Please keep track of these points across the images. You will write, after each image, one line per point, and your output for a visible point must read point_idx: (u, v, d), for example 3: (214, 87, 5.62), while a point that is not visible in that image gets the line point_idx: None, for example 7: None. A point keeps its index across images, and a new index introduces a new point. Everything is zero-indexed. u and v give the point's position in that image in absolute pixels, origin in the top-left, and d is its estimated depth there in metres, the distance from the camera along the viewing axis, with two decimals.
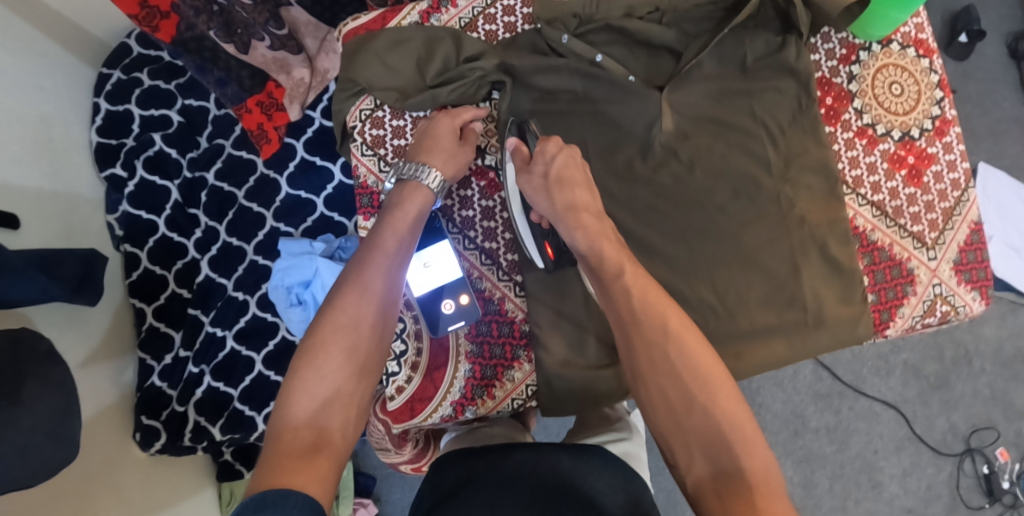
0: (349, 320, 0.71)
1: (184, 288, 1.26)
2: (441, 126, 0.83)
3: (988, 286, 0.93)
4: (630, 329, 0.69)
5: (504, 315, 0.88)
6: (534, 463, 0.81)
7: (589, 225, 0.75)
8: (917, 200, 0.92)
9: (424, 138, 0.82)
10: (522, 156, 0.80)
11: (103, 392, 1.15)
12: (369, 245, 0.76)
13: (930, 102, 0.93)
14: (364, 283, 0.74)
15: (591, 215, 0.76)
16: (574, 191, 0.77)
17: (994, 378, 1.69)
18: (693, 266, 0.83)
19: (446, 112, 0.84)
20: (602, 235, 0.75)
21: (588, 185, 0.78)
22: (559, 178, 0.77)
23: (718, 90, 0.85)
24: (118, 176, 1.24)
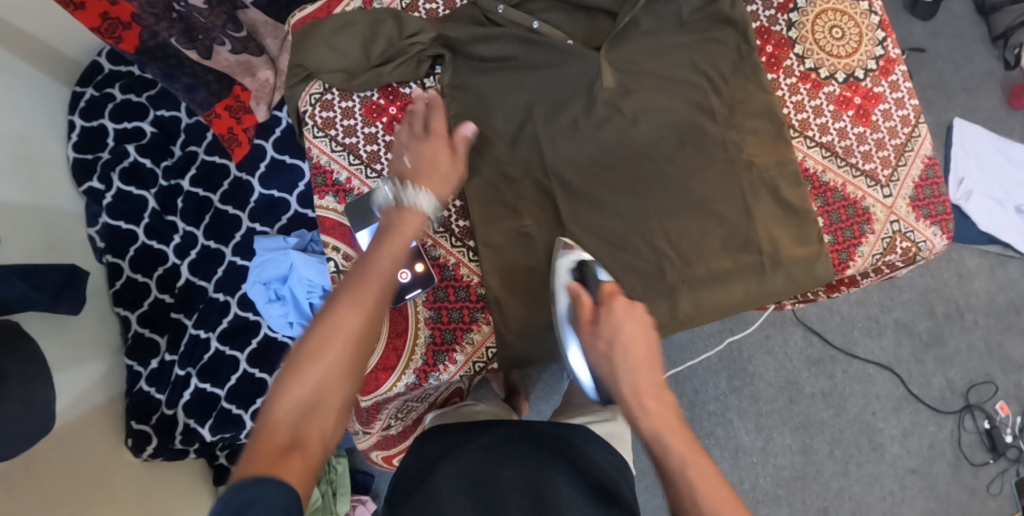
0: (348, 319, 0.66)
1: (166, 293, 1.28)
2: (437, 151, 0.80)
3: (948, 221, 0.92)
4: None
5: (460, 280, 0.88)
6: (520, 436, 0.83)
7: (651, 408, 0.69)
8: (866, 138, 0.93)
9: (423, 163, 0.79)
10: (586, 314, 0.76)
11: (93, 398, 1.17)
12: (370, 249, 0.72)
13: (872, 43, 0.94)
14: (366, 282, 0.69)
15: (655, 395, 0.70)
16: (639, 371, 0.71)
17: (989, 332, 1.69)
18: (643, 216, 0.85)
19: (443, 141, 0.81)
20: (670, 422, 0.68)
21: (654, 358, 0.72)
22: (626, 356, 0.71)
23: (655, 44, 0.87)
24: (96, 189, 1.26)
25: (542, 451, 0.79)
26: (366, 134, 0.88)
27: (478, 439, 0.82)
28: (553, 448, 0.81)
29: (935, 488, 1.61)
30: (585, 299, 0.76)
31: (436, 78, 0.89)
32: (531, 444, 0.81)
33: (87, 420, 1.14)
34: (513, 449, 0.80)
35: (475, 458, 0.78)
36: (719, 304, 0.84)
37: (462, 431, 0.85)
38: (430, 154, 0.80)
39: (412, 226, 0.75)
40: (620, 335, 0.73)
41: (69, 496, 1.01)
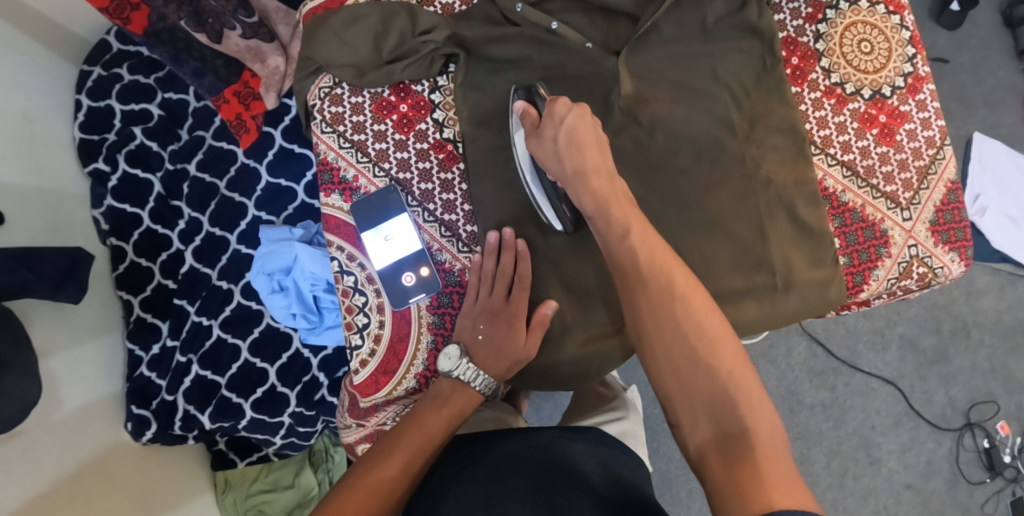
0: (378, 472, 0.71)
1: (169, 279, 1.27)
2: (505, 331, 0.82)
3: (967, 247, 0.91)
4: (640, 299, 0.69)
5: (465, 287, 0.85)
6: (529, 447, 0.76)
7: (600, 187, 0.74)
8: (889, 159, 0.91)
9: (494, 344, 0.81)
10: (531, 118, 0.78)
11: (92, 383, 1.16)
12: (411, 418, 0.78)
13: (902, 60, 0.92)
14: (403, 446, 0.74)
15: (601, 176, 0.75)
16: (585, 154, 0.75)
17: (994, 351, 1.68)
18: (656, 230, 0.83)
19: (510, 315, 0.82)
20: (617, 198, 0.74)
21: (602, 145, 0.77)
22: (571, 141, 0.75)
23: (677, 52, 0.84)
24: (101, 170, 1.24)
25: (550, 462, 0.73)
26: (376, 132, 0.85)
27: (486, 453, 0.75)
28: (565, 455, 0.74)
29: (930, 503, 1.61)
30: (529, 105, 0.78)
31: (450, 76, 0.86)
32: (542, 454, 0.74)
33: (88, 405, 1.14)
34: (521, 465, 0.73)
35: (480, 473, 0.72)
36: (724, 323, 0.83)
37: (465, 444, 0.79)
38: (503, 332, 0.82)
39: (460, 404, 0.79)
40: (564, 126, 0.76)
41: (65, 482, 1.01)
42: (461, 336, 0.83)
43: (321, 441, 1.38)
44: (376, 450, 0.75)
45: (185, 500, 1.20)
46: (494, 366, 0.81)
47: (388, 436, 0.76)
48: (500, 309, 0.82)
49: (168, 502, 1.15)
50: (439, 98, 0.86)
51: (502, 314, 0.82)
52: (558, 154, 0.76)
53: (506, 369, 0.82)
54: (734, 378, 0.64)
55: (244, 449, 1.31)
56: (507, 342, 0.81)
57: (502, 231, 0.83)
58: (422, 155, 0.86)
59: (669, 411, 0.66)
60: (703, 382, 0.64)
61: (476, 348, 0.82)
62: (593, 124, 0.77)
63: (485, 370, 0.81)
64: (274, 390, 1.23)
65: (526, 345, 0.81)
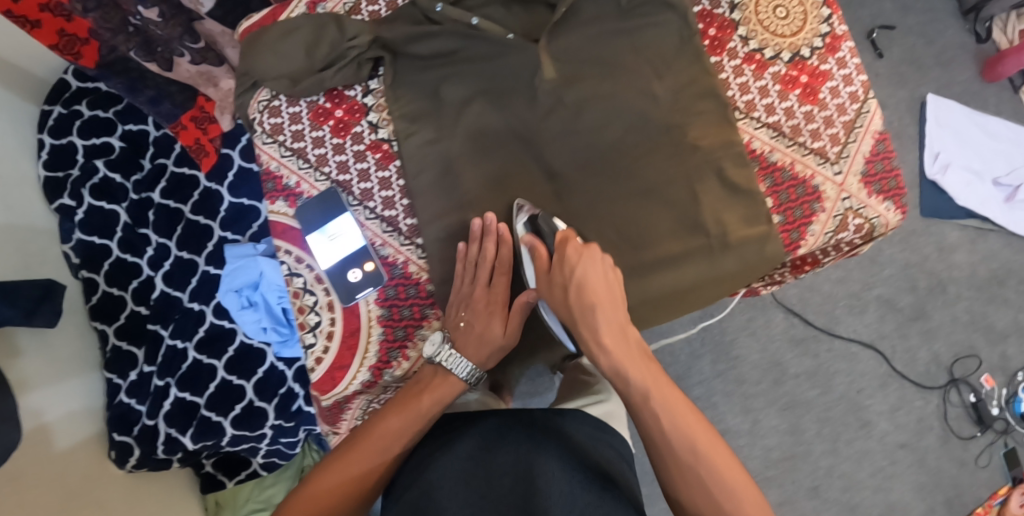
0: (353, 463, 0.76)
1: (142, 306, 1.30)
2: (484, 314, 0.84)
3: (901, 195, 0.94)
4: (664, 453, 0.73)
5: (409, 277, 0.87)
6: (513, 420, 0.81)
7: (615, 348, 0.76)
8: (815, 116, 0.95)
9: (474, 330, 0.84)
10: (542, 264, 0.80)
11: (70, 409, 1.19)
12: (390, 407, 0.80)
13: (818, 20, 0.98)
14: (378, 436, 0.78)
15: (613, 334, 0.77)
16: (597, 315, 0.77)
17: (972, 303, 1.71)
18: (589, 204, 0.86)
19: (487, 297, 0.85)
20: (634, 358, 0.76)
21: (613, 294, 0.78)
22: (584, 298, 0.77)
23: (597, 32, 0.88)
24: (67, 206, 1.28)
25: (530, 433, 0.78)
26: (315, 138, 0.86)
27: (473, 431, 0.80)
28: (545, 428, 0.79)
29: (925, 461, 1.62)
30: (539, 250, 0.80)
31: (380, 79, 0.87)
32: (523, 428, 0.79)
33: (68, 431, 1.17)
34: (504, 438, 0.77)
35: (473, 455, 0.76)
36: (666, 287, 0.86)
37: (447, 423, 0.82)
38: (484, 319, 0.84)
39: (441, 390, 0.81)
40: (575, 279, 0.78)
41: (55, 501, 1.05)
42: (445, 321, 0.85)
43: (308, 456, 1.41)
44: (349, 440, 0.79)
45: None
46: (468, 348, 0.83)
47: (365, 423, 0.80)
48: (480, 295, 0.84)
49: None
50: (371, 101, 0.87)
51: (482, 300, 0.85)
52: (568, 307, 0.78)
53: (488, 356, 0.85)
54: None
55: (232, 469, 1.34)
56: (489, 332, 0.84)
57: (483, 219, 0.85)
58: (359, 156, 0.87)
59: None
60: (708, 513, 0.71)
61: (460, 336, 0.84)
62: (603, 272, 0.79)
63: (467, 356, 0.83)
64: (253, 405, 1.26)
65: (505, 330, 0.85)
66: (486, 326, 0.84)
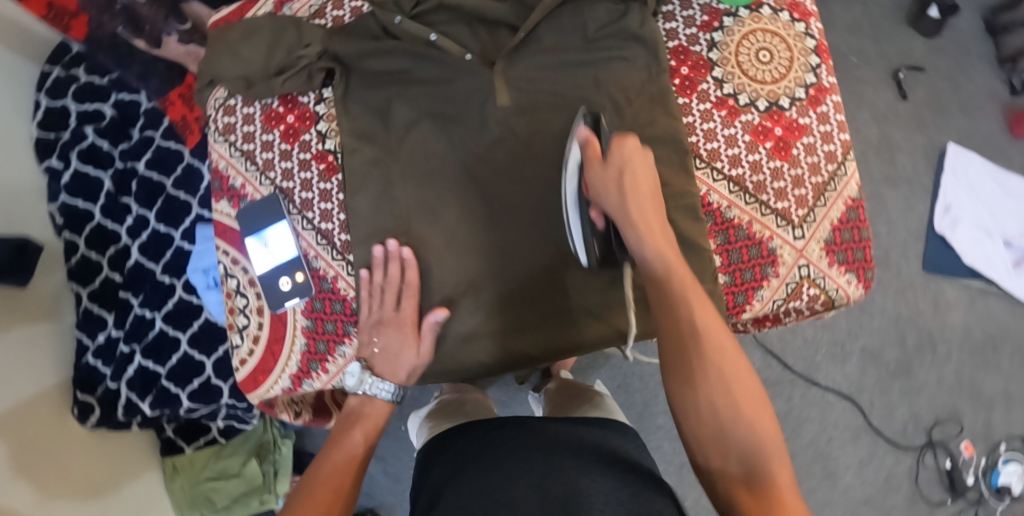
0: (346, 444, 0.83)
1: (116, 273, 1.33)
2: (396, 337, 0.85)
3: (864, 267, 0.93)
4: (692, 342, 0.73)
5: (336, 293, 0.88)
6: (521, 437, 0.84)
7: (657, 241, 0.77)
8: (783, 174, 0.91)
9: (389, 355, 0.85)
10: (594, 151, 0.79)
11: (42, 364, 1.21)
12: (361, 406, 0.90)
13: (804, 69, 0.94)
14: (362, 425, 0.87)
15: (659, 223, 0.78)
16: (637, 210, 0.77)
17: (961, 365, 1.63)
18: (528, 239, 0.87)
19: (398, 322, 0.85)
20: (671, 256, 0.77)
21: (655, 191, 0.79)
22: (636, 183, 0.77)
23: (556, 61, 0.88)
24: (55, 168, 1.31)
25: (541, 434, 0.83)
26: (264, 142, 0.88)
27: (492, 435, 0.86)
28: (556, 439, 0.82)
29: None
30: (592, 141, 0.79)
31: (333, 89, 0.89)
32: (536, 440, 0.81)
33: (36, 387, 1.18)
34: (515, 451, 0.80)
35: (490, 449, 0.82)
36: (585, 339, 0.87)
37: (465, 431, 0.91)
38: (396, 344, 0.85)
39: (375, 413, 0.89)
40: (629, 166, 0.78)
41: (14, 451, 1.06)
42: (360, 350, 0.86)
43: (270, 432, 1.46)
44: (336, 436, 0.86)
45: (112, 490, 1.25)
46: (391, 373, 0.86)
47: (344, 423, 0.88)
48: (391, 318, 0.85)
49: (91, 489, 1.20)
50: (323, 110, 0.89)
51: (392, 323, 0.85)
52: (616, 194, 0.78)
53: (407, 376, 0.87)
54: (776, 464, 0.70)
55: (191, 435, 1.40)
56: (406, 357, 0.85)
57: (386, 244, 0.85)
58: (304, 164, 0.88)
59: (703, 456, 0.72)
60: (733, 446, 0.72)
61: (377, 362, 0.87)
62: (650, 172, 0.79)
63: (390, 379, 0.86)
64: (210, 382, 1.30)
65: (419, 352, 0.86)
66: (403, 353, 0.85)
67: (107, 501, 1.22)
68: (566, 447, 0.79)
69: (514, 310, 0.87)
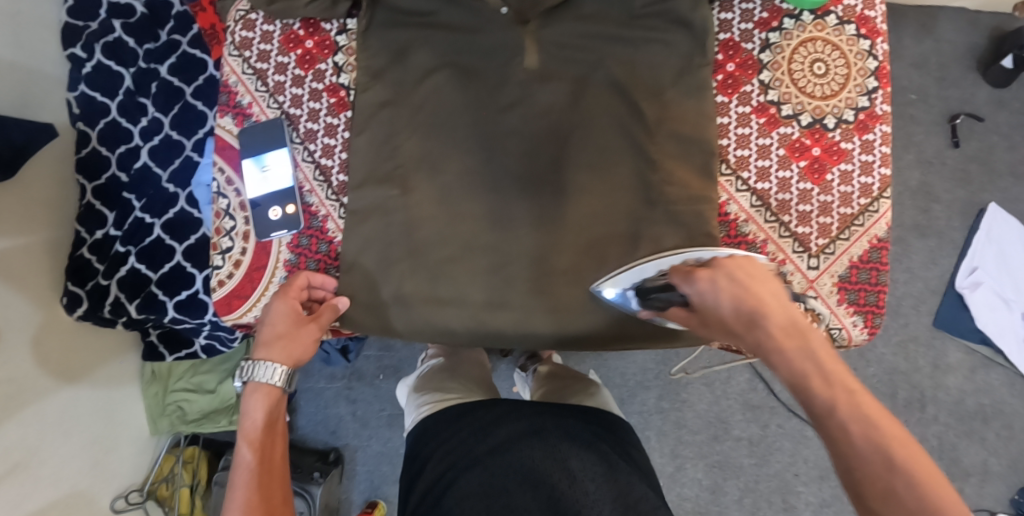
0: (253, 457, 0.77)
1: (122, 172, 1.31)
2: (278, 309, 0.80)
3: (876, 313, 0.87)
4: (851, 458, 0.62)
5: (324, 232, 0.86)
6: (521, 427, 0.85)
7: (785, 348, 0.67)
8: (811, 198, 0.87)
9: (265, 326, 0.79)
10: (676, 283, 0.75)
11: (32, 249, 1.20)
12: (246, 409, 0.81)
13: (858, 91, 0.88)
14: (256, 424, 0.80)
15: (787, 337, 0.68)
16: (768, 316, 0.69)
17: (947, 430, 1.59)
18: (519, 216, 0.84)
19: (281, 292, 0.81)
20: (797, 357, 0.67)
21: (772, 303, 0.70)
22: (734, 306, 0.70)
23: (590, 32, 0.84)
24: (78, 56, 1.29)
25: (541, 420, 0.87)
26: (278, 64, 0.86)
27: (494, 418, 0.88)
28: (557, 430, 0.85)
29: None
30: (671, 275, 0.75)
31: (357, 21, 0.86)
32: (538, 438, 0.83)
33: (26, 273, 1.18)
34: (517, 442, 0.82)
35: (496, 437, 0.84)
36: (570, 333, 0.85)
37: (474, 404, 0.95)
38: (275, 315, 0.80)
39: (271, 397, 0.81)
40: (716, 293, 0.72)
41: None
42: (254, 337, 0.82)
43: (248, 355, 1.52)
44: (241, 447, 0.78)
45: (77, 380, 1.27)
46: (267, 346, 0.78)
47: (242, 424, 0.80)
48: (278, 292, 0.82)
49: (56, 374, 1.21)
50: (343, 42, 0.86)
51: (276, 295, 0.81)
52: (735, 302, 0.70)
53: (284, 350, 0.78)
54: None
55: (173, 346, 1.40)
56: (296, 337, 0.79)
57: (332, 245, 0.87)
58: (315, 94, 0.87)
59: None
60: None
61: (264, 343, 0.80)
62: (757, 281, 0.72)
63: (273, 357, 0.77)
64: (197, 296, 1.28)
65: (299, 321, 0.80)
66: (281, 328, 0.79)
67: (71, 389, 1.25)
68: (561, 451, 0.81)
69: (500, 285, 0.84)
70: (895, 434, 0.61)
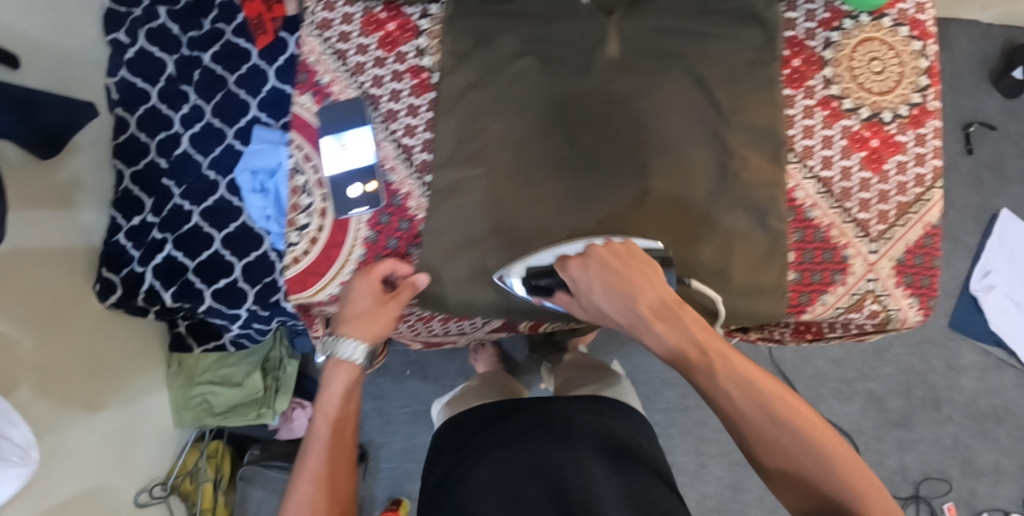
0: (328, 430, 0.78)
1: (162, 159, 1.31)
2: (361, 287, 0.85)
3: (930, 295, 0.91)
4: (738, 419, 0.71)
5: (405, 210, 0.88)
6: (522, 421, 0.88)
7: (656, 327, 0.74)
8: (870, 186, 0.90)
9: (348, 304, 0.84)
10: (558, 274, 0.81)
11: (69, 230, 1.20)
12: (326, 381, 0.82)
13: (912, 88, 0.91)
14: (335, 398, 0.81)
15: (663, 319, 0.75)
16: (639, 298, 0.75)
17: (961, 431, 1.62)
18: (592, 198, 0.86)
19: (364, 272, 0.86)
20: (672, 335, 0.74)
21: (643, 284, 0.76)
22: (607, 292, 0.76)
23: (663, 25, 0.86)
24: (121, 41, 1.30)
25: (542, 413, 0.90)
26: (360, 45, 0.88)
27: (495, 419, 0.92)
28: (567, 424, 0.86)
29: None
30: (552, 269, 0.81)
31: (440, 7, 0.88)
32: (539, 432, 0.85)
33: (60, 254, 1.18)
34: (515, 435, 0.85)
35: (491, 436, 0.87)
36: None
37: (475, 411, 0.99)
38: (357, 294, 0.85)
39: (347, 372, 0.82)
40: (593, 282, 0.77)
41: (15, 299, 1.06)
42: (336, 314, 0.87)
43: (278, 349, 1.49)
44: (318, 419, 0.79)
45: (107, 368, 1.25)
46: (349, 323, 0.82)
47: (320, 395, 0.81)
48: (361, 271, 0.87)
49: (87, 360, 1.20)
50: (425, 26, 0.88)
51: (359, 274, 0.86)
52: (607, 291, 0.76)
53: (365, 327, 0.82)
54: (858, 480, 0.67)
55: (201, 338, 1.39)
56: (376, 314, 0.84)
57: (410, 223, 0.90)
58: (397, 76, 0.88)
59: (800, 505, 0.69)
60: (797, 466, 0.69)
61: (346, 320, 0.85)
62: (622, 262, 0.77)
63: (354, 333, 0.82)
64: (236, 284, 1.28)
65: (379, 300, 0.84)
66: (363, 306, 0.84)
67: (101, 376, 1.22)
68: (560, 442, 0.82)
69: None
70: (772, 389, 0.71)
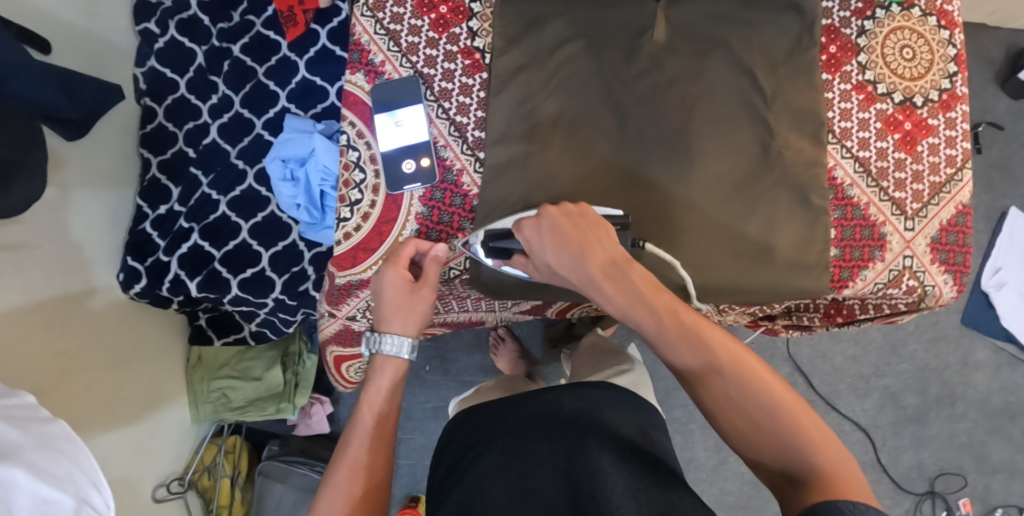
0: (370, 418, 0.83)
1: (190, 148, 1.31)
2: (391, 280, 0.87)
3: (963, 271, 0.93)
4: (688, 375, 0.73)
5: (459, 186, 0.91)
6: (514, 411, 0.86)
7: (606, 284, 0.77)
8: (905, 166, 0.92)
9: (383, 300, 0.87)
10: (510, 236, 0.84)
11: (95, 218, 1.19)
12: (372, 371, 0.87)
13: (941, 74, 0.94)
14: (377, 388, 0.86)
15: (612, 278, 0.77)
16: (588, 257, 0.78)
17: (975, 427, 1.63)
18: (639, 177, 0.88)
19: (389, 263, 0.87)
20: (621, 293, 0.77)
21: (592, 244, 0.79)
22: (557, 250, 0.79)
23: (708, 11, 0.88)
24: (151, 31, 1.30)
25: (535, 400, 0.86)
26: (412, 26, 0.91)
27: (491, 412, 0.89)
28: (565, 415, 0.81)
29: None
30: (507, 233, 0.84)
31: None
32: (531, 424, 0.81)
33: (86, 241, 1.17)
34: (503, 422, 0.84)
35: (484, 433, 0.85)
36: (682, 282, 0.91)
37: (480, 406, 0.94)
38: (389, 287, 0.87)
39: (393, 365, 0.88)
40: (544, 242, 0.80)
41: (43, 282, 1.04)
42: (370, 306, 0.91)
43: (297, 343, 1.46)
44: (360, 407, 0.84)
45: (131, 358, 1.22)
46: (391, 321, 0.87)
47: (364, 386, 0.86)
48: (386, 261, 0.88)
49: (112, 349, 1.18)
50: (478, 8, 0.91)
51: (386, 264, 0.88)
52: (557, 251, 0.79)
53: (407, 323, 0.87)
54: (808, 433, 0.67)
55: (222, 330, 1.38)
56: (412, 303, 0.87)
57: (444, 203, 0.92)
58: (450, 56, 0.91)
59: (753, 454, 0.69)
60: (748, 419, 0.69)
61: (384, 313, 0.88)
62: (572, 223, 0.80)
63: (397, 329, 0.87)
64: (263, 273, 1.26)
65: (411, 288, 0.87)
66: (399, 299, 0.87)
67: (124, 367, 1.20)
68: (556, 435, 0.78)
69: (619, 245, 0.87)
70: (725, 346, 0.72)
